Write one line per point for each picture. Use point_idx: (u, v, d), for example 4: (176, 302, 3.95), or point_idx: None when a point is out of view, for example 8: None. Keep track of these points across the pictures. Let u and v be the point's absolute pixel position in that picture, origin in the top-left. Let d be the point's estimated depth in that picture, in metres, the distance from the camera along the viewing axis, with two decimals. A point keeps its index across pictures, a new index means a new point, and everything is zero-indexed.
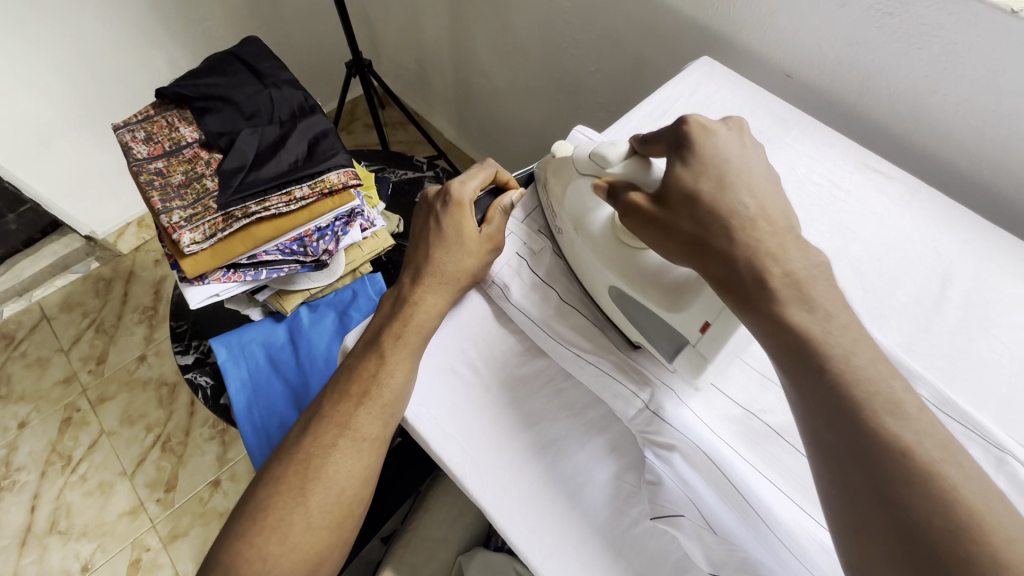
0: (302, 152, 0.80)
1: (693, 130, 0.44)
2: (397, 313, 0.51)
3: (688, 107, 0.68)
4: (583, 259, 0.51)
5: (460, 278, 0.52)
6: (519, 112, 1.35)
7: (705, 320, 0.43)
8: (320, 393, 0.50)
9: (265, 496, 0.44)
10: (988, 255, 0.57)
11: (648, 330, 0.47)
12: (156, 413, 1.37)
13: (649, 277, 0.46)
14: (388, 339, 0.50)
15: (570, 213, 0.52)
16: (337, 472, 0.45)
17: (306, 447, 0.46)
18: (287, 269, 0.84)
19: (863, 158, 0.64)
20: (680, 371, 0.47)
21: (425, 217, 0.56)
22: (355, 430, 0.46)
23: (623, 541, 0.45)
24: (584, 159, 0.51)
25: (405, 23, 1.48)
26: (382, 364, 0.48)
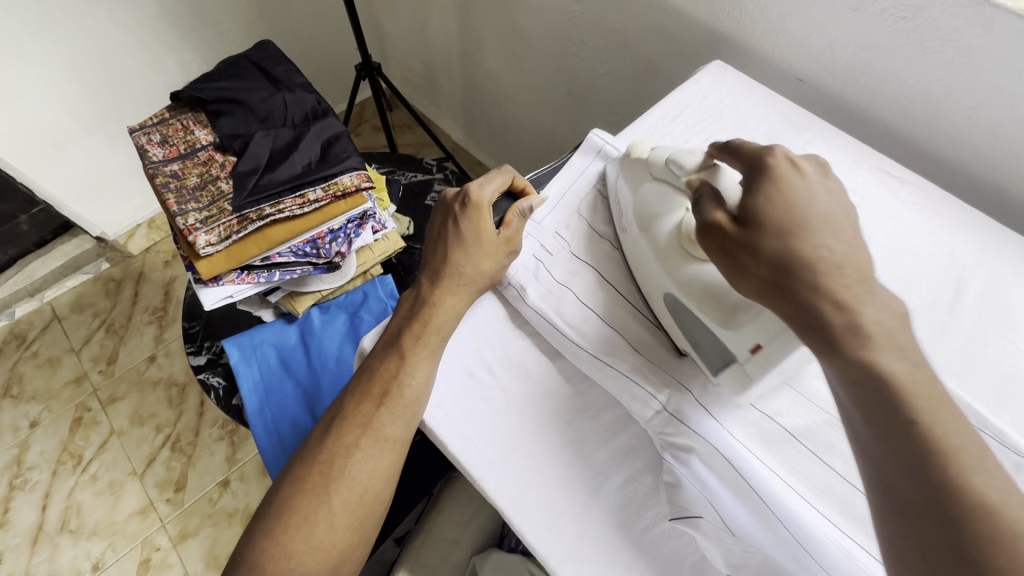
0: (315, 155, 0.81)
1: (779, 162, 0.42)
2: (416, 315, 0.52)
3: (701, 111, 0.68)
4: (642, 260, 0.52)
5: (478, 281, 0.53)
6: (527, 114, 1.36)
7: (756, 341, 0.42)
8: (340, 394, 0.50)
9: (289, 494, 0.45)
10: (1002, 259, 0.57)
11: (695, 339, 0.47)
12: (166, 413, 1.38)
13: (703, 290, 0.46)
14: (407, 341, 0.50)
15: (636, 212, 0.53)
16: (360, 471, 0.45)
17: (330, 447, 0.46)
18: (300, 271, 0.84)
19: (877, 161, 0.64)
20: (723, 386, 0.47)
21: (443, 222, 0.57)
22: (377, 430, 0.47)
23: (640, 542, 0.45)
24: (660, 164, 0.53)
25: (414, 26, 1.48)
26: (402, 365, 0.49)
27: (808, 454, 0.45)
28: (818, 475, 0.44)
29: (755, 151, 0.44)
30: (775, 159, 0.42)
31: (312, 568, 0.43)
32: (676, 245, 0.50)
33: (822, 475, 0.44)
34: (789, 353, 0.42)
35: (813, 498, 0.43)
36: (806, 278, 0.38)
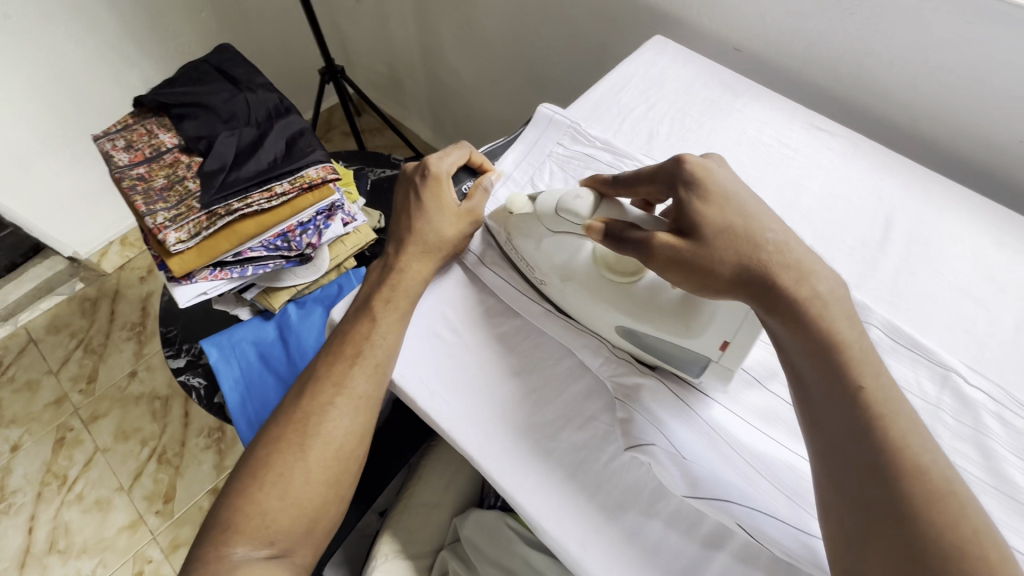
0: (280, 151, 0.83)
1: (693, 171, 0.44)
2: (384, 279, 0.54)
3: (645, 82, 0.72)
4: (577, 303, 0.51)
5: (440, 245, 0.55)
6: (491, 108, 1.40)
7: (723, 338, 0.45)
8: (314, 360, 0.52)
9: (266, 453, 0.47)
10: (927, 197, 0.61)
11: (667, 356, 0.48)
12: (151, 426, 1.38)
13: (657, 308, 0.46)
14: (378, 303, 0.53)
15: (550, 264, 0.52)
16: (334, 428, 0.48)
17: (304, 407, 0.48)
18: (273, 265, 0.86)
19: (810, 118, 0.68)
20: (709, 381, 0.48)
21: (405, 190, 0.59)
22: (351, 389, 0.49)
23: (603, 475, 0.47)
24: (550, 213, 0.50)
25: (375, 29, 1.51)
26: (374, 328, 0.51)
27: (752, 383, 0.50)
28: (764, 402, 0.49)
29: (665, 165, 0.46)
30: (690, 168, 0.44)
31: (288, 522, 0.45)
32: (603, 280, 0.49)
33: (765, 402, 0.49)
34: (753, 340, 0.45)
35: (758, 422, 0.48)
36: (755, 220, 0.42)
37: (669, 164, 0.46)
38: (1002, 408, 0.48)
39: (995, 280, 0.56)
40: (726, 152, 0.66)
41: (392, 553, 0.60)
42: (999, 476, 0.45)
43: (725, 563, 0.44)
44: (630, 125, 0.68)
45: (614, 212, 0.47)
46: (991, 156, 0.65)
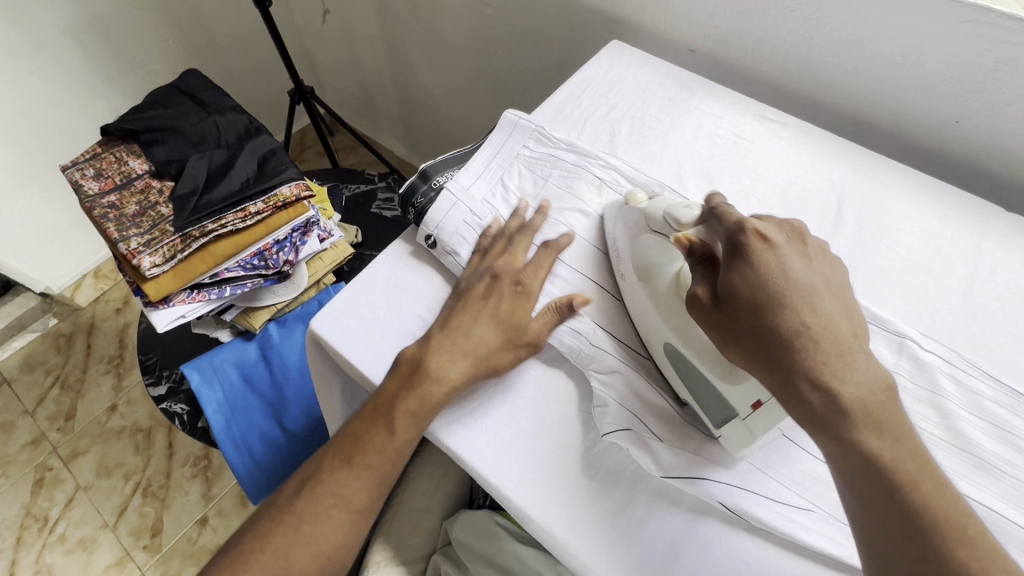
0: (252, 171, 0.84)
1: (750, 241, 0.42)
2: (416, 384, 0.49)
3: (604, 84, 0.75)
4: (641, 311, 0.51)
5: (490, 363, 0.50)
6: (462, 121, 1.42)
7: (759, 397, 0.43)
8: (318, 454, 0.49)
9: (248, 549, 0.44)
10: (874, 177, 0.65)
11: (699, 395, 0.47)
12: (134, 460, 1.35)
13: (704, 345, 0.46)
14: (404, 413, 0.48)
15: (637, 260, 0.53)
16: (320, 541, 0.44)
17: (298, 509, 0.45)
18: (250, 284, 0.86)
19: (762, 111, 0.72)
20: (724, 441, 0.46)
21: (486, 288, 0.54)
22: (348, 501, 0.46)
23: (586, 463, 0.48)
24: (658, 218, 0.53)
25: (343, 49, 1.53)
26: (392, 439, 0.47)
27: None
28: None
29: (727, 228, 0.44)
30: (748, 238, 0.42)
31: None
32: (675, 298, 0.49)
33: None
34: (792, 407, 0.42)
35: None
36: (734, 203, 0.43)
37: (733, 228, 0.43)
38: (955, 369, 0.51)
39: (941, 251, 0.59)
40: (685, 147, 0.69)
41: (385, 559, 0.60)
42: (954, 433, 0.48)
43: (707, 535, 0.45)
44: (592, 127, 0.71)
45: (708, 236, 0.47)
46: (930, 136, 0.69)
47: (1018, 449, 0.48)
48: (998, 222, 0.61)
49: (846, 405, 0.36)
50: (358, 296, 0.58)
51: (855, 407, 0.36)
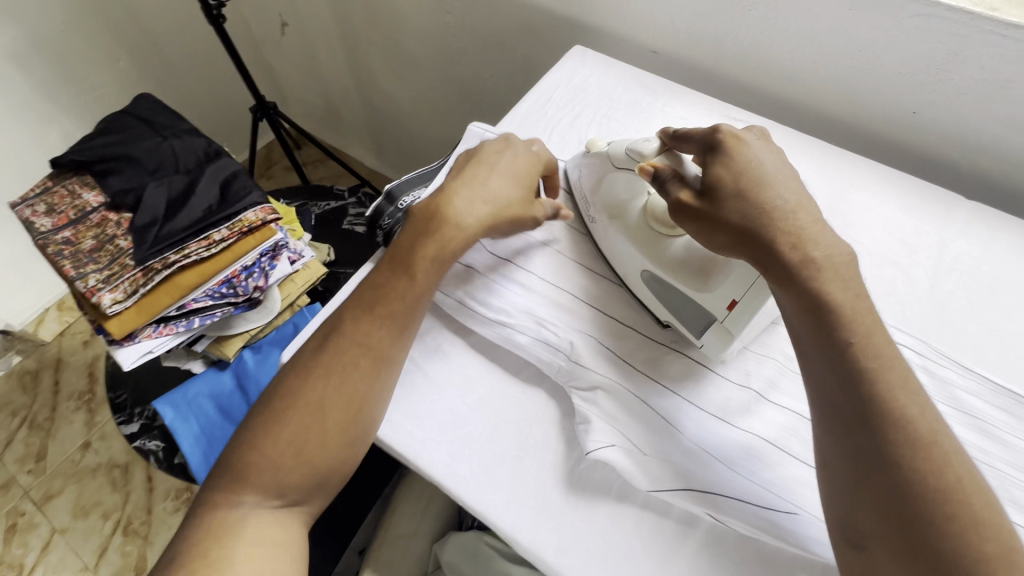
0: (214, 196, 0.81)
1: (725, 139, 0.47)
2: (432, 230, 0.51)
3: (569, 91, 0.75)
4: (615, 245, 0.56)
5: (503, 214, 0.53)
6: (430, 128, 1.41)
7: (731, 297, 0.47)
8: (339, 310, 0.51)
9: (282, 408, 0.46)
10: (838, 172, 0.66)
11: (676, 309, 0.52)
12: (112, 497, 1.30)
13: (678, 258, 0.51)
14: (425, 256, 0.50)
15: (606, 201, 0.57)
16: (352, 387, 0.47)
17: (326, 362, 0.48)
18: (221, 313, 0.84)
19: (726, 110, 0.72)
20: (708, 347, 0.50)
21: (499, 147, 0.56)
22: (375, 349, 0.49)
23: (572, 479, 0.48)
24: (620, 155, 0.55)
25: (305, 61, 1.50)
26: (412, 285, 0.50)
27: (714, 375, 0.51)
28: (727, 395, 0.50)
29: (698, 133, 0.49)
30: (722, 136, 0.47)
31: (299, 478, 0.45)
32: (644, 226, 0.54)
33: (742, 399, 0.50)
34: (762, 305, 0.46)
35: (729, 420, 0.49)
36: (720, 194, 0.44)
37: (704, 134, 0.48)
38: (927, 360, 0.52)
39: (906, 242, 0.60)
40: None
41: None
42: None
43: (696, 550, 0.45)
44: (559, 135, 0.70)
45: (674, 161, 0.51)
46: (891, 129, 0.71)
47: (991, 437, 0.48)
48: (959, 209, 0.62)
49: (815, 261, 0.41)
50: None
51: (822, 262, 0.41)
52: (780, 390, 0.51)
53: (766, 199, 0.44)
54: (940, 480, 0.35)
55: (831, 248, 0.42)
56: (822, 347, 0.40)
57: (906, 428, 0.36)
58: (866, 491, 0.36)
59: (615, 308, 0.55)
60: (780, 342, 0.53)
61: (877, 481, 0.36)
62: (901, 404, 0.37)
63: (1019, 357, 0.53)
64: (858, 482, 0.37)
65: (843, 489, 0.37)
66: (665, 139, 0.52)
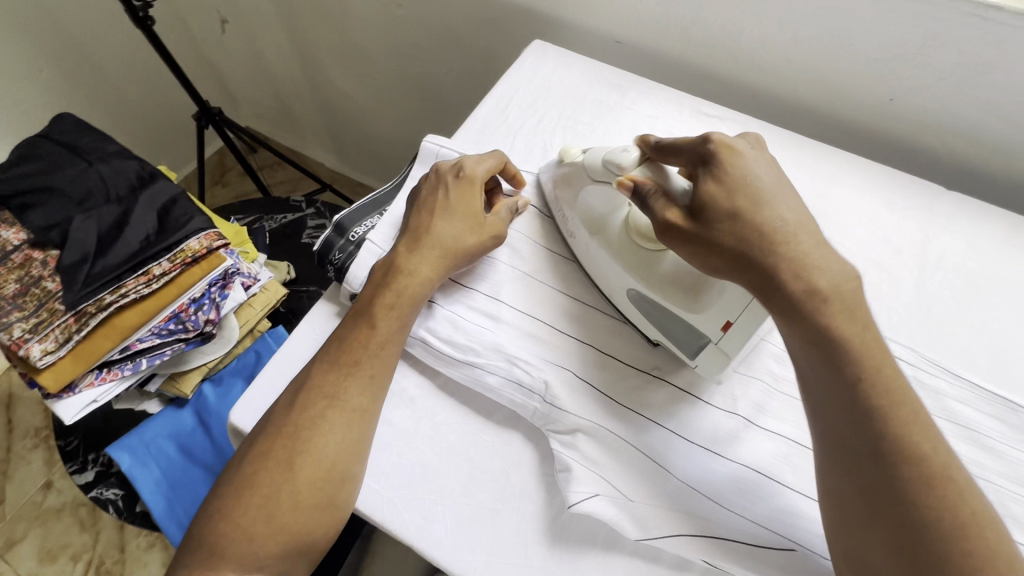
0: (152, 226, 0.74)
1: (717, 150, 0.43)
2: (385, 281, 0.49)
3: (531, 92, 0.69)
4: (597, 262, 0.52)
5: (454, 249, 0.51)
6: (389, 127, 1.33)
7: (726, 319, 0.43)
8: (308, 363, 0.48)
9: (252, 471, 0.42)
10: (818, 169, 0.62)
11: (667, 328, 0.48)
12: (81, 538, 1.24)
13: (665, 274, 0.47)
14: (380, 307, 0.48)
15: (582, 214, 0.53)
16: (325, 443, 0.43)
17: (295, 419, 0.44)
18: (171, 350, 0.78)
19: (698, 106, 0.68)
20: (703, 368, 0.47)
21: (432, 184, 0.54)
22: (346, 400, 0.44)
23: (555, 530, 0.44)
24: (597, 166, 0.51)
25: (250, 59, 1.40)
26: (374, 334, 0.47)
27: (701, 404, 0.48)
28: (714, 424, 0.47)
29: (688, 143, 0.45)
30: (714, 147, 0.43)
31: (273, 548, 0.40)
32: (627, 241, 0.50)
33: (730, 425, 0.47)
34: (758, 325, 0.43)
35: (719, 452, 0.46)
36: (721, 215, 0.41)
37: (695, 145, 0.45)
38: (918, 370, 0.50)
39: (890, 241, 0.58)
40: None
41: None
42: None
43: None
44: (523, 142, 0.65)
45: (657, 172, 0.48)
46: (866, 116, 0.68)
47: (986, 449, 0.46)
48: (940, 201, 0.60)
49: (821, 292, 0.38)
50: (283, 375, 0.51)
51: (829, 293, 0.38)
52: (769, 413, 0.48)
53: (762, 220, 0.40)
54: (956, 518, 0.33)
55: (837, 274, 0.39)
56: (829, 376, 0.37)
57: (923, 466, 0.34)
58: (874, 525, 0.34)
59: (593, 335, 0.51)
60: (764, 362, 0.50)
61: (885, 517, 0.34)
62: (916, 440, 0.35)
63: (1008, 360, 0.51)
64: (865, 519, 0.35)
65: (850, 522, 0.36)
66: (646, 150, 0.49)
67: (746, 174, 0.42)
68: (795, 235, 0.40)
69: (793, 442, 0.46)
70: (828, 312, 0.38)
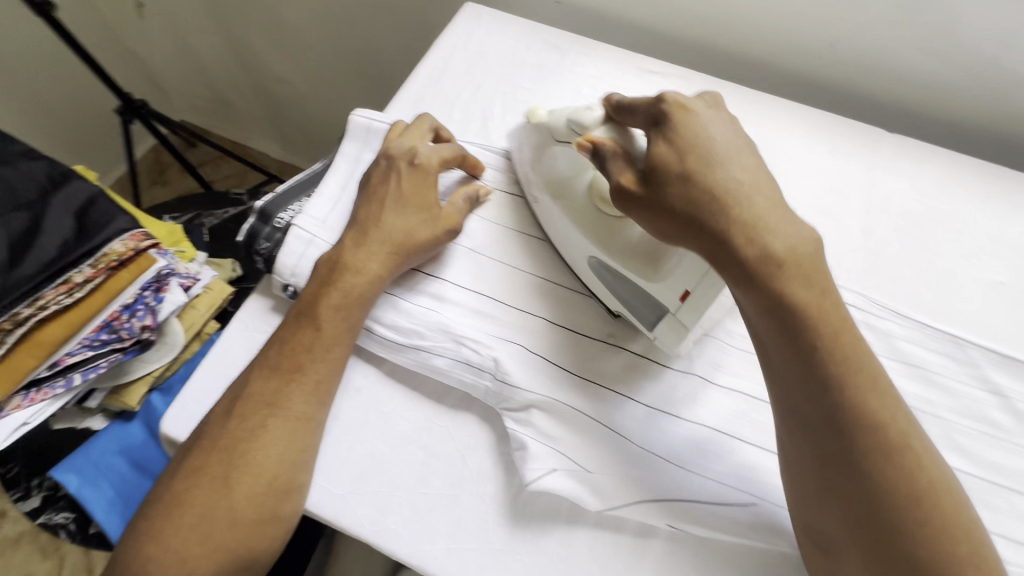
0: (68, 230, 0.67)
1: (670, 109, 0.41)
2: (330, 279, 0.47)
3: (466, 58, 0.66)
4: (558, 229, 0.51)
5: (404, 243, 0.48)
6: (332, 110, 1.27)
7: (685, 288, 0.42)
8: (247, 367, 0.45)
9: (185, 488, 0.40)
10: (763, 120, 0.61)
11: (626, 297, 0.47)
12: (44, 566, 1.17)
13: (634, 244, 0.46)
14: (325, 307, 0.45)
15: (547, 177, 0.52)
16: (266, 454, 0.41)
17: (233, 431, 0.41)
18: (107, 362, 0.71)
19: (640, 63, 0.66)
20: (660, 339, 0.46)
21: (383, 172, 0.51)
22: (287, 408, 0.42)
23: (516, 509, 0.43)
24: (561, 126, 0.50)
25: (176, 46, 1.30)
26: (319, 336, 0.45)
27: (657, 367, 0.47)
28: (672, 386, 0.46)
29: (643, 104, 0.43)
30: (666, 107, 0.41)
31: (212, 568, 0.38)
32: (591, 208, 0.49)
33: (687, 386, 0.46)
34: (715, 296, 0.42)
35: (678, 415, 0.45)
36: (673, 181, 0.38)
37: (648, 105, 0.42)
38: (867, 314, 0.50)
39: (836, 188, 0.57)
40: None
41: None
42: None
43: (657, 559, 0.42)
44: (460, 111, 0.62)
45: (621, 134, 0.44)
46: (808, 64, 0.67)
47: (935, 385, 0.47)
48: (882, 145, 0.60)
49: (775, 257, 0.36)
50: (219, 379, 0.48)
51: (785, 258, 0.36)
52: (725, 370, 0.47)
53: (714, 182, 0.38)
54: (914, 486, 0.33)
55: (792, 239, 0.37)
56: (786, 347, 0.36)
57: (880, 434, 0.34)
58: (835, 497, 0.34)
59: (546, 308, 0.50)
60: (718, 320, 0.49)
61: (843, 489, 0.34)
62: (874, 409, 0.34)
63: (951, 297, 0.52)
64: (825, 489, 0.35)
65: (814, 493, 0.36)
66: (609, 110, 0.46)
67: (699, 133, 0.39)
68: (750, 197, 0.37)
69: (748, 397, 0.46)
70: (793, 273, 0.36)
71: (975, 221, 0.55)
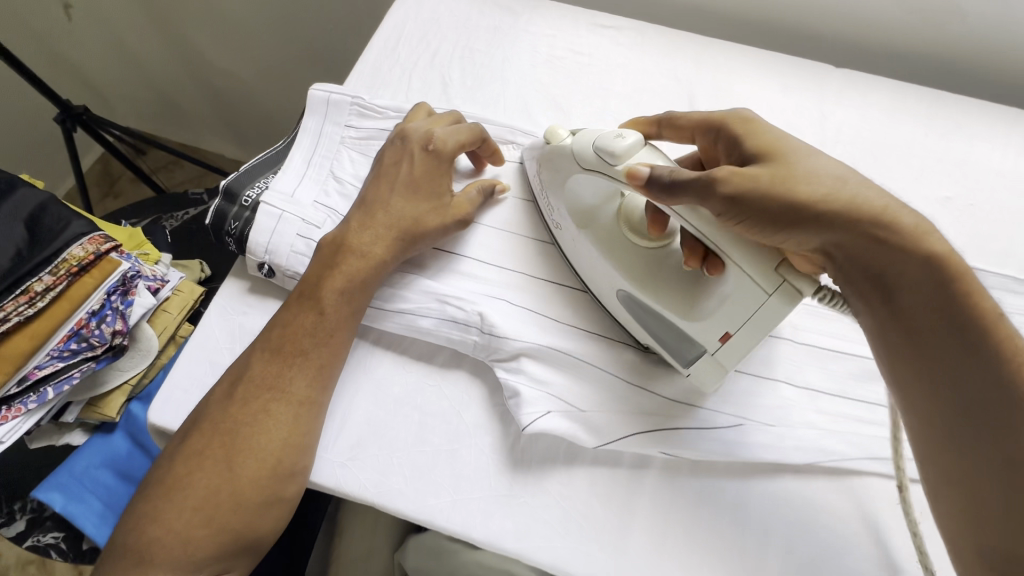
0: (20, 238, 0.63)
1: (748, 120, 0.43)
2: (336, 259, 0.46)
3: (419, 27, 0.65)
4: (581, 257, 0.48)
5: (409, 228, 0.48)
6: (286, 103, 1.24)
7: (724, 330, 0.39)
8: (248, 352, 0.45)
9: (185, 471, 0.40)
10: (715, 64, 0.63)
11: (657, 334, 0.44)
12: None
13: (666, 283, 0.43)
14: (323, 289, 0.45)
15: (571, 204, 0.48)
16: (269, 435, 0.41)
17: (236, 415, 0.41)
18: (81, 372, 0.68)
19: (592, 18, 0.66)
20: (696, 377, 0.44)
21: (397, 154, 0.51)
22: (287, 392, 0.42)
23: (515, 457, 0.44)
24: (587, 155, 0.44)
25: (113, 47, 1.24)
26: (322, 320, 0.44)
27: None
28: None
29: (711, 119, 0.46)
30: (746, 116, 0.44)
31: (214, 548, 0.38)
32: (618, 234, 0.46)
33: None
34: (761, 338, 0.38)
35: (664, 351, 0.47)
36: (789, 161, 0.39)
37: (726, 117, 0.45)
38: None
39: (790, 123, 0.59)
40: (524, 78, 0.62)
41: None
42: None
43: (655, 483, 0.43)
44: (419, 80, 0.61)
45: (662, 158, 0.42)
46: (754, 8, 0.68)
47: None
48: (830, 79, 0.62)
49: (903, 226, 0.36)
50: (204, 364, 0.47)
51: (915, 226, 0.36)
52: None
53: (820, 171, 0.38)
54: None
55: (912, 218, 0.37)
56: (927, 290, 0.35)
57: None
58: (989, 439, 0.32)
59: (532, 266, 0.50)
60: None
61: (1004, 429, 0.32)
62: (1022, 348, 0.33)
63: None
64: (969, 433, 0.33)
65: (955, 439, 0.34)
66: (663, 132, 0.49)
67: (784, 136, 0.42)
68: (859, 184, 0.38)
69: None
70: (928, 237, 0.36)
71: (922, 143, 0.58)
